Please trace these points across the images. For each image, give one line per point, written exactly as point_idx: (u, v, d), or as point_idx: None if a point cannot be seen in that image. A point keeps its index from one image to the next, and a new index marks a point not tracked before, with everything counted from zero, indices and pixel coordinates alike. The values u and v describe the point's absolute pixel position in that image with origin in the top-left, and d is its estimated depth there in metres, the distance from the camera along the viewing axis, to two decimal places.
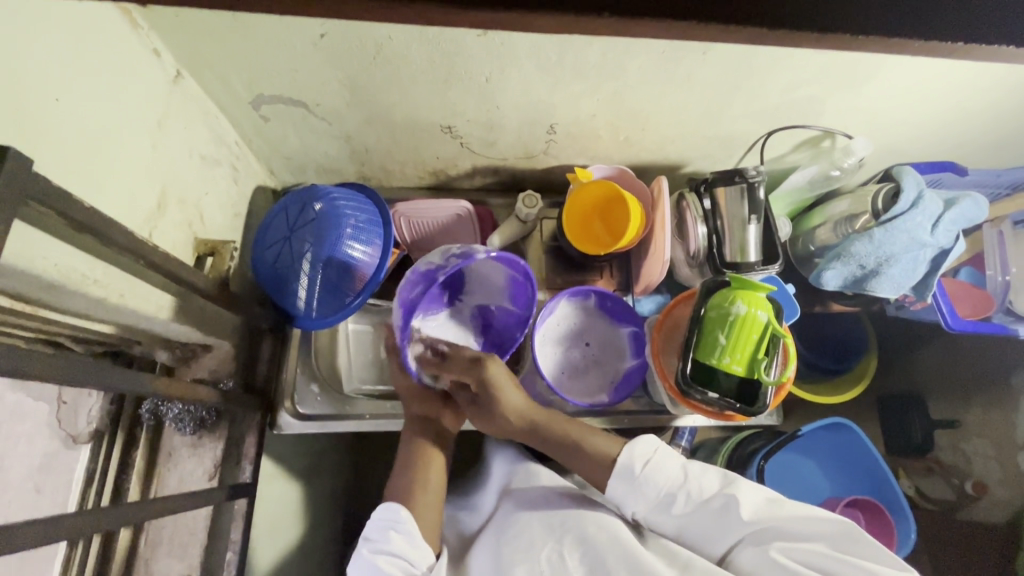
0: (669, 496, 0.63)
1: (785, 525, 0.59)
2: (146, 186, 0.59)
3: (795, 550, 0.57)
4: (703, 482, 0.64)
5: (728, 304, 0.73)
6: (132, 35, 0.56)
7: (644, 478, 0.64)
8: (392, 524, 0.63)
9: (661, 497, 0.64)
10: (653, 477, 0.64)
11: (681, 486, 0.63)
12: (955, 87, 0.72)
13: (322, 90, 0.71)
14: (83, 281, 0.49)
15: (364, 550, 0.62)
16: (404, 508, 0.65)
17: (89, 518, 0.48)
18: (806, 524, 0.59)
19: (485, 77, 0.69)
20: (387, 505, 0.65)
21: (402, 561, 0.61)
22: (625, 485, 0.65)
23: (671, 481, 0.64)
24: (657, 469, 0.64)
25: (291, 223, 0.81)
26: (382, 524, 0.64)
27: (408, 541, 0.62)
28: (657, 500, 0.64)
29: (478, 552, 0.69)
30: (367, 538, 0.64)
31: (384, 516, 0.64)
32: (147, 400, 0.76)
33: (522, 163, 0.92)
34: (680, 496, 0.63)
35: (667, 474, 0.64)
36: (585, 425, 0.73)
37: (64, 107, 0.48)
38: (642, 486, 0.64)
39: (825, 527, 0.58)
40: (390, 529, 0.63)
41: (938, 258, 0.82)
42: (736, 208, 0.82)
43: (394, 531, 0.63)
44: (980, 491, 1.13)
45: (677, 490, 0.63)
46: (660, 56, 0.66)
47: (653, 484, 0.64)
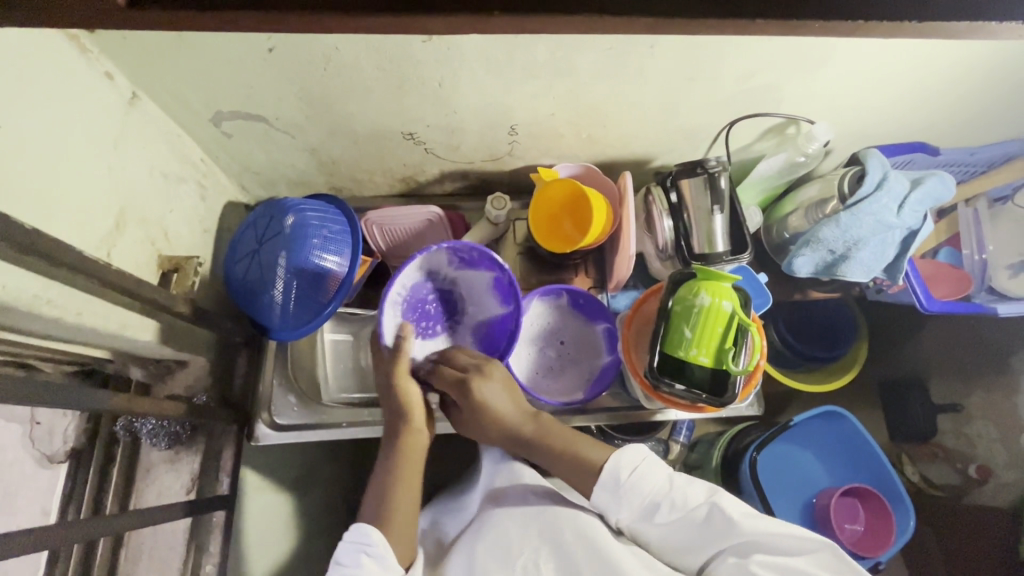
0: (655, 503, 0.62)
1: (772, 542, 0.57)
2: (102, 207, 0.60)
3: (776, 566, 0.56)
4: (689, 492, 0.62)
5: (693, 296, 0.72)
6: (81, 60, 0.57)
7: (626, 490, 0.63)
8: (362, 548, 0.61)
9: (645, 503, 0.62)
10: (638, 487, 0.62)
11: (667, 495, 0.62)
12: (910, 67, 0.71)
13: (279, 104, 0.72)
14: (36, 301, 0.50)
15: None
16: (376, 531, 0.62)
17: (67, 528, 0.49)
18: (792, 542, 0.57)
19: (437, 83, 0.70)
20: (358, 527, 0.62)
21: None
22: (609, 495, 0.64)
23: (655, 490, 0.62)
24: (643, 477, 0.62)
25: (259, 237, 0.82)
26: (353, 547, 0.61)
27: (380, 565, 0.60)
28: (641, 508, 0.63)
29: (451, 559, 0.68)
30: (338, 562, 0.61)
31: (355, 538, 0.62)
32: (121, 417, 0.75)
33: (489, 165, 0.92)
34: (665, 504, 0.62)
35: (654, 482, 0.62)
36: (574, 432, 0.70)
37: (11, 133, 0.49)
38: (627, 495, 0.63)
39: (809, 546, 0.57)
40: (360, 553, 0.60)
41: (907, 240, 0.81)
42: (700, 199, 0.81)
43: (365, 555, 0.60)
44: (984, 474, 1.11)
45: (662, 498, 0.62)
46: (608, 52, 0.66)
47: (639, 492, 0.62)
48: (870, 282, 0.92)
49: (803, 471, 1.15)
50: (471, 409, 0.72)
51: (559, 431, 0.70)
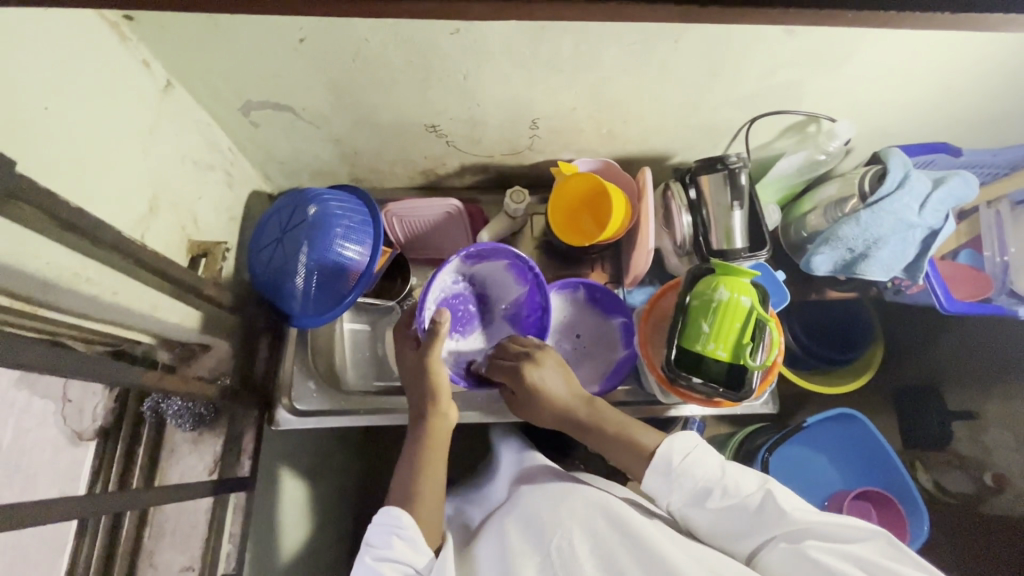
0: (706, 489, 0.63)
1: (824, 528, 0.57)
2: (137, 190, 0.62)
3: (830, 551, 0.55)
4: (741, 479, 0.63)
5: (711, 291, 0.73)
6: (120, 46, 0.59)
7: (678, 473, 0.64)
8: (394, 529, 0.62)
9: (697, 488, 0.63)
10: (691, 471, 0.64)
11: (719, 481, 0.63)
12: (935, 64, 0.71)
13: (307, 94, 0.73)
14: (74, 279, 0.52)
15: (366, 557, 0.61)
16: (405, 513, 0.64)
17: (92, 500, 0.50)
18: (844, 530, 0.57)
19: (462, 75, 0.71)
20: (388, 511, 0.64)
21: (404, 565, 0.60)
22: (661, 479, 0.65)
23: (708, 475, 0.63)
24: (696, 462, 0.64)
25: (283, 225, 0.83)
26: (383, 529, 0.63)
27: (411, 546, 0.62)
28: (693, 494, 0.64)
29: (481, 542, 0.68)
30: (368, 544, 0.63)
31: (386, 521, 0.63)
32: (149, 397, 0.77)
33: (509, 159, 0.93)
34: (717, 490, 0.62)
35: (706, 467, 0.64)
36: (627, 418, 0.73)
37: (54, 115, 0.51)
38: (679, 478, 0.64)
39: (861, 534, 0.56)
40: (392, 534, 0.62)
41: (928, 239, 0.81)
42: (720, 196, 0.82)
43: (397, 536, 0.62)
44: (1001, 483, 1.10)
45: (714, 483, 0.63)
46: (632, 46, 0.67)
47: (691, 476, 0.64)
48: (889, 283, 0.92)
49: (816, 473, 1.14)
50: (525, 393, 0.76)
51: (613, 414, 0.73)
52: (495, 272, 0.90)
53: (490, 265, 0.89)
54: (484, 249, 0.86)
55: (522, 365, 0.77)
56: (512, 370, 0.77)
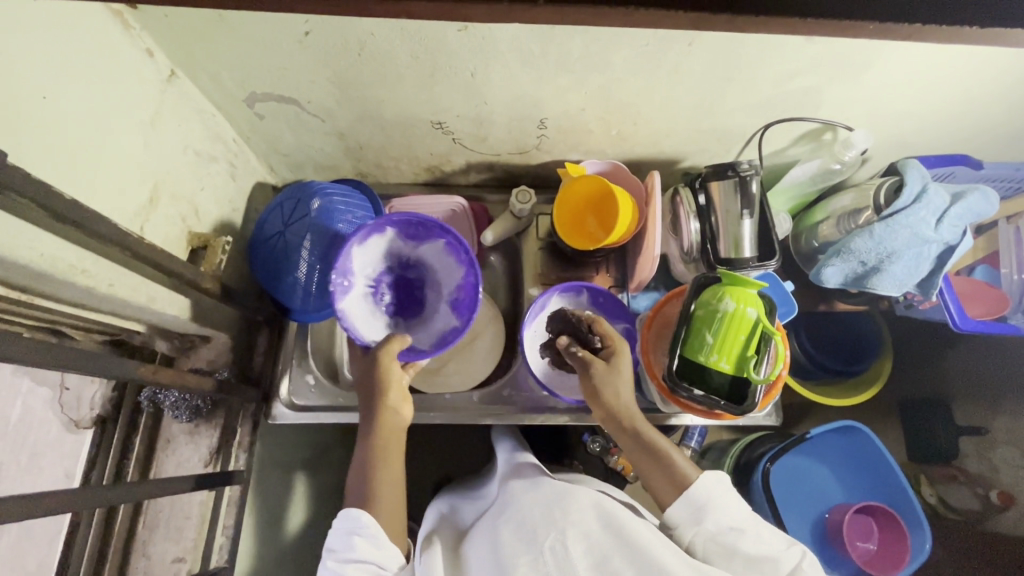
0: (738, 530, 0.60)
1: None
2: (137, 181, 0.62)
3: None
4: (773, 536, 0.61)
5: (717, 301, 0.71)
6: (123, 35, 0.58)
7: (712, 507, 0.62)
8: (354, 530, 0.62)
9: (729, 526, 0.61)
10: (725, 508, 0.62)
11: (750, 527, 0.61)
12: (959, 75, 0.69)
13: (312, 87, 0.72)
14: (70, 270, 0.51)
15: (330, 560, 0.61)
16: (365, 513, 0.63)
17: (84, 494, 0.50)
18: None
19: (470, 72, 0.70)
20: (348, 511, 0.64)
21: (368, 565, 0.60)
22: (689, 509, 0.63)
23: (741, 519, 0.62)
24: (732, 502, 0.63)
25: (286, 219, 0.83)
26: (345, 532, 0.62)
27: (373, 545, 0.61)
28: (721, 530, 0.61)
29: (473, 544, 0.66)
30: (331, 548, 0.62)
31: (346, 523, 0.63)
32: (146, 388, 0.77)
33: (516, 158, 0.92)
34: (749, 533, 0.60)
35: (740, 511, 0.63)
36: (672, 443, 0.71)
37: (52, 104, 0.50)
38: (712, 510, 0.62)
39: None
40: (353, 535, 0.62)
41: (944, 255, 0.78)
42: (730, 203, 0.80)
43: (358, 536, 0.62)
44: (1007, 502, 1.09)
45: (747, 528, 0.61)
46: (644, 48, 0.65)
47: (725, 514, 0.62)
48: (900, 297, 0.90)
49: (816, 484, 1.13)
50: (588, 392, 0.74)
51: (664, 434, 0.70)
52: (433, 255, 0.85)
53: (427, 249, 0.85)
54: (413, 227, 0.83)
55: (592, 359, 0.75)
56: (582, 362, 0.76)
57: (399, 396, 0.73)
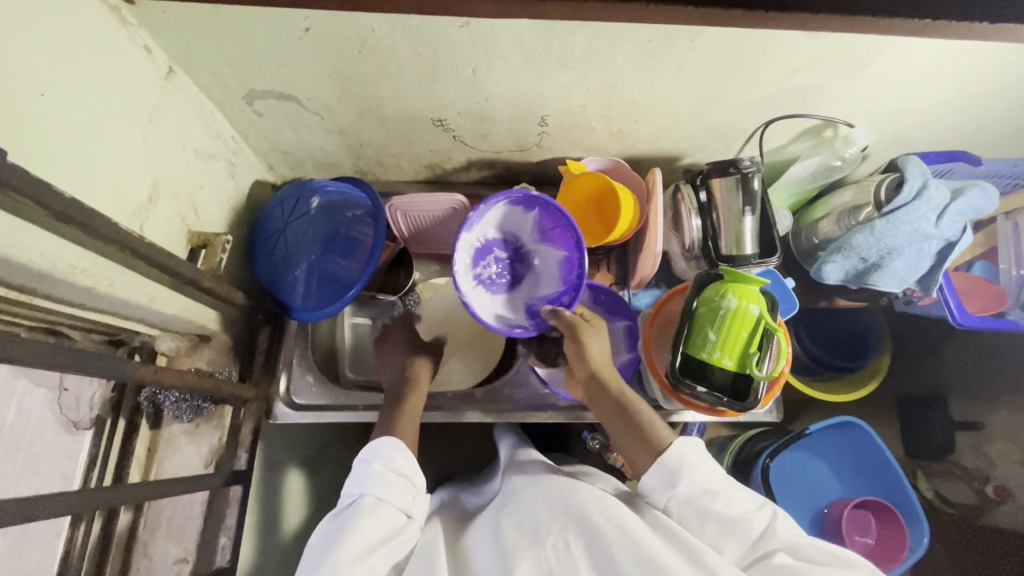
0: (712, 494, 0.61)
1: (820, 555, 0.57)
2: (137, 180, 0.61)
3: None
4: (744, 496, 0.62)
5: (720, 298, 0.71)
6: (122, 32, 0.58)
7: (687, 470, 0.62)
8: (395, 447, 0.67)
9: (703, 490, 0.61)
10: (700, 472, 0.62)
11: (725, 489, 0.62)
12: (960, 71, 0.69)
13: (312, 84, 0.72)
14: (71, 270, 0.51)
15: (363, 479, 0.64)
16: (403, 440, 0.69)
17: (85, 496, 0.50)
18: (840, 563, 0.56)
19: (472, 69, 0.69)
20: (381, 441, 0.68)
21: (404, 477, 0.65)
22: (663, 475, 0.63)
23: (716, 481, 0.62)
24: (707, 466, 0.63)
25: (286, 217, 0.84)
26: (381, 451, 0.67)
27: (408, 463, 0.67)
28: (697, 495, 0.61)
29: (474, 539, 0.66)
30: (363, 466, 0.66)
31: (378, 448, 0.67)
32: (146, 388, 0.76)
33: (517, 156, 0.91)
34: (724, 495, 0.61)
35: (715, 473, 0.63)
36: (653, 411, 0.70)
37: (51, 102, 0.49)
38: (687, 476, 0.62)
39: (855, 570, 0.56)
40: (393, 450, 0.67)
41: (944, 251, 0.79)
42: (731, 200, 0.80)
43: (397, 452, 0.67)
44: (1002, 495, 1.11)
45: (721, 491, 0.61)
46: (647, 44, 0.65)
47: (700, 477, 0.62)
48: (899, 293, 0.90)
49: (815, 479, 1.13)
50: (574, 353, 0.75)
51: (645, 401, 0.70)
52: (549, 260, 0.85)
53: (548, 250, 0.86)
54: (551, 227, 0.83)
55: (578, 321, 0.75)
56: (569, 325, 0.76)
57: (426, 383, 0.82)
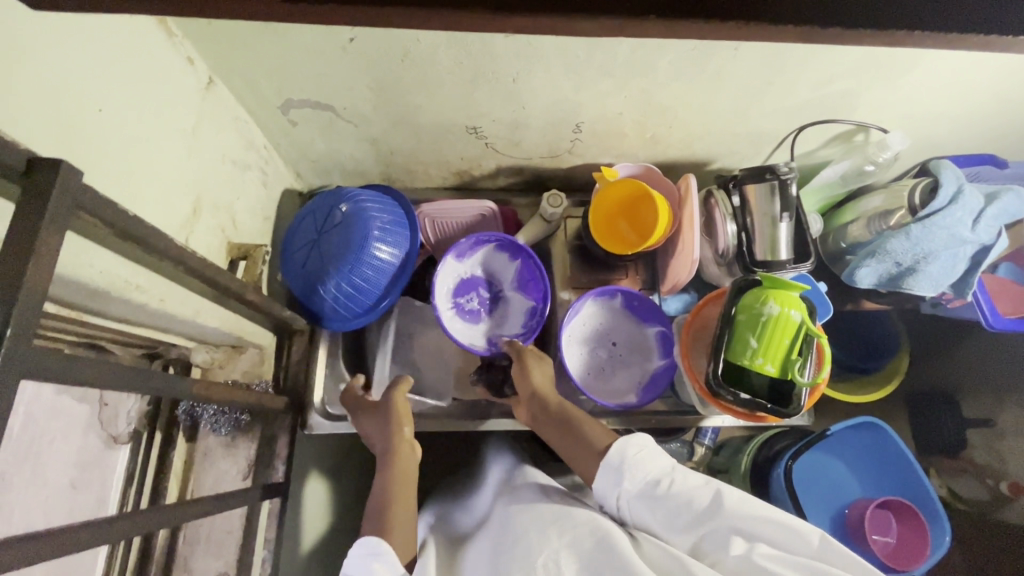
0: (654, 484, 0.60)
1: (769, 528, 0.54)
2: (182, 193, 0.60)
3: (777, 555, 0.51)
4: (688, 479, 0.59)
5: (760, 304, 0.71)
6: (167, 44, 0.57)
7: (629, 465, 0.61)
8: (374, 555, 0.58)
9: (647, 482, 0.60)
10: (640, 466, 0.61)
11: (668, 474, 0.60)
12: (998, 78, 0.69)
13: (350, 93, 0.71)
14: (126, 286, 0.50)
15: None
16: (384, 539, 0.60)
17: (143, 517, 0.49)
18: (793, 535, 0.53)
19: (512, 78, 0.69)
20: (365, 540, 0.60)
21: None
22: (611, 477, 0.62)
23: (659, 469, 0.61)
24: (647, 458, 0.62)
25: (319, 226, 0.82)
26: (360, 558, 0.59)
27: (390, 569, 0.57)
28: (642, 488, 0.60)
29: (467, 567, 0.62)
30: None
31: (363, 549, 0.59)
32: (185, 401, 0.76)
33: (546, 162, 0.91)
34: (666, 481, 0.59)
35: (656, 462, 0.61)
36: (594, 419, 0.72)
37: (106, 117, 0.49)
38: (631, 471, 0.61)
39: (806, 541, 0.53)
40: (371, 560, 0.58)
41: (979, 255, 0.79)
42: (766, 206, 0.80)
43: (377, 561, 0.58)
44: (1015, 492, 1.09)
45: (663, 477, 0.60)
46: (690, 53, 0.64)
47: (642, 470, 0.61)
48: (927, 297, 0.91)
49: (836, 482, 1.13)
50: (518, 374, 0.80)
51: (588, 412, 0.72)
52: (517, 309, 0.90)
53: (519, 300, 0.91)
54: (530, 277, 0.89)
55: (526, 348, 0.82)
56: (515, 351, 0.82)
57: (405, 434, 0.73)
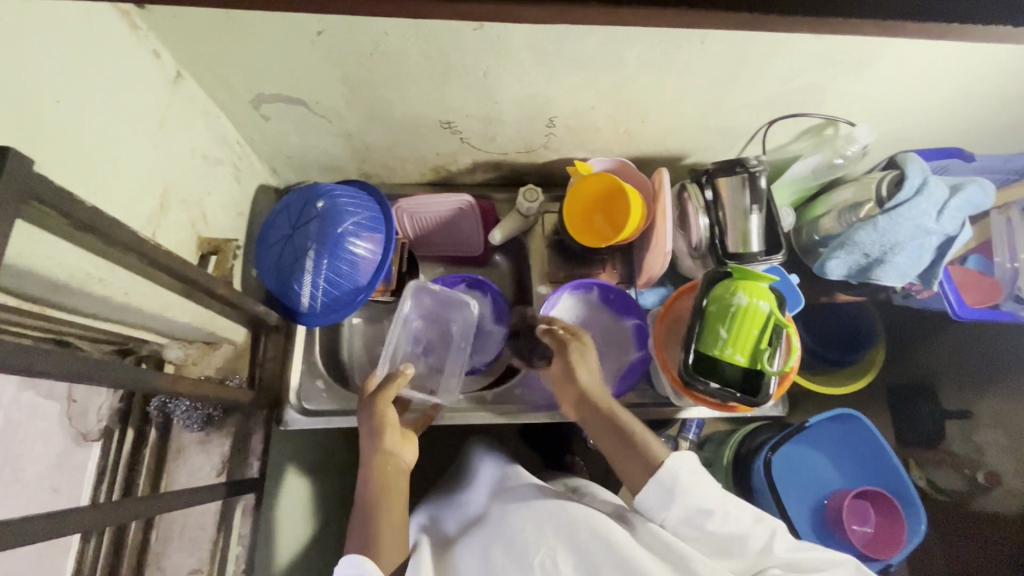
0: (706, 512, 0.60)
1: (812, 563, 0.59)
2: (148, 187, 0.60)
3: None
4: (736, 512, 0.61)
5: (730, 295, 0.72)
6: (131, 36, 0.57)
7: (683, 491, 0.61)
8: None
9: (699, 509, 0.61)
10: (695, 492, 0.61)
11: (720, 504, 0.61)
12: (959, 71, 0.71)
13: (322, 88, 0.71)
14: (88, 280, 0.50)
15: None
16: (368, 559, 0.61)
17: (106, 510, 0.48)
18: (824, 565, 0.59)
19: (482, 72, 0.69)
20: (350, 558, 0.61)
21: None
22: (660, 496, 0.62)
23: (711, 498, 0.61)
24: (703, 484, 0.62)
25: (293, 221, 0.82)
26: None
27: None
28: (693, 513, 0.61)
29: (459, 556, 0.64)
30: None
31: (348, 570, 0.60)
32: (156, 397, 0.75)
33: (523, 157, 0.92)
34: (718, 512, 0.61)
35: (710, 490, 0.62)
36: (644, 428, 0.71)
37: (65, 109, 0.48)
38: (682, 498, 0.61)
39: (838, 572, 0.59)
40: None
41: (944, 246, 0.81)
42: (738, 199, 0.81)
43: None
44: (992, 481, 1.14)
45: (716, 508, 0.61)
46: (658, 46, 0.65)
47: (697, 496, 0.61)
48: (897, 288, 0.92)
49: (814, 472, 1.15)
50: (563, 372, 0.77)
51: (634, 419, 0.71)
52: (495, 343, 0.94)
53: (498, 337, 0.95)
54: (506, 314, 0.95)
55: (574, 339, 0.78)
56: (560, 342, 0.78)
57: (395, 439, 0.73)
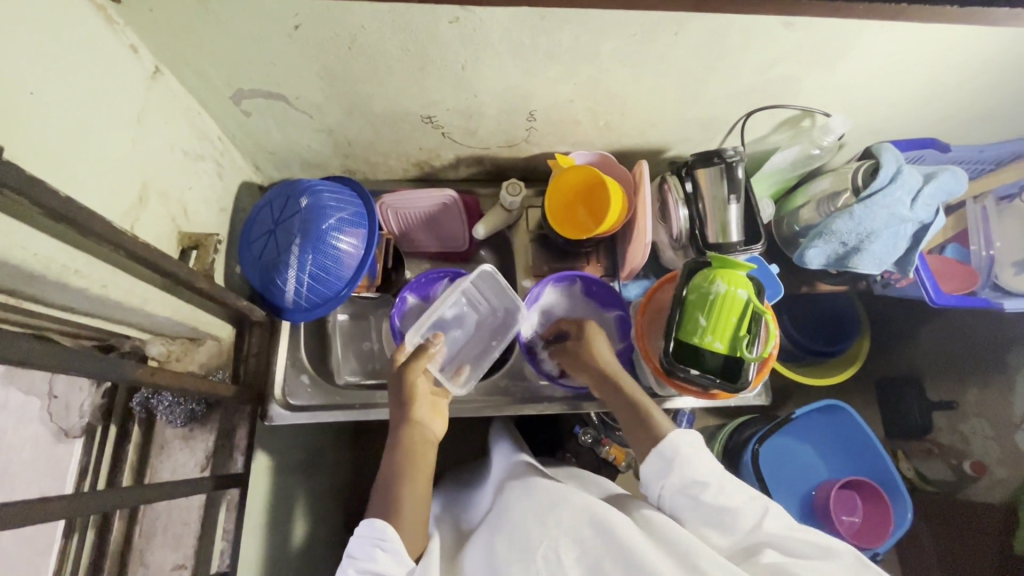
0: (695, 484, 0.62)
1: (806, 550, 0.56)
2: (126, 180, 0.60)
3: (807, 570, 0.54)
4: (730, 489, 0.62)
5: (708, 284, 0.73)
6: (107, 31, 0.57)
7: (679, 461, 0.63)
8: (377, 541, 0.59)
9: (689, 480, 0.62)
10: (688, 465, 0.63)
11: (714, 479, 0.62)
12: (929, 61, 0.72)
13: (301, 82, 0.71)
14: (64, 271, 0.50)
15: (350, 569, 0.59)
16: (389, 525, 0.61)
17: (83, 500, 0.48)
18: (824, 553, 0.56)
19: (460, 65, 0.70)
20: (371, 520, 0.61)
21: None
22: (660, 464, 0.64)
23: (706, 472, 0.62)
24: (699, 459, 0.63)
25: (275, 217, 0.82)
26: (366, 540, 0.60)
27: (393, 557, 0.59)
28: (684, 484, 0.62)
29: (470, 552, 0.62)
30: (352, 556, 0.60)
31: (368, 532, 0.60)
32: (139, 391, 0.75)
33: (505, 152, 0.93)
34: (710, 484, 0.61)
35: (705, 465, 0.63)
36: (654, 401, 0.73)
37: (39, 101, 0.48)
38: (678, 468, 0.63)
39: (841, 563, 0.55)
40: (376, 547, 0.59)
41: (919, 233, 0.82)
42: (716, 189, 0.82)
43: (380, 548, 0.59)
44: (979, 471, 1.13)
45: (708, 481, 0.62)
46: (631, 38, 0.66)
47: (690, 469, 0.63)
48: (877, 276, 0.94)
49: (802, 463, 1.16)
50: (576, 350, 0.80)
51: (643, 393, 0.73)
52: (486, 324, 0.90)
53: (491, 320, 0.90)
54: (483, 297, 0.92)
55: (588, 322, 0.82)
56: (577, 326, 0.82)
57: (427, 410, 0.73)
